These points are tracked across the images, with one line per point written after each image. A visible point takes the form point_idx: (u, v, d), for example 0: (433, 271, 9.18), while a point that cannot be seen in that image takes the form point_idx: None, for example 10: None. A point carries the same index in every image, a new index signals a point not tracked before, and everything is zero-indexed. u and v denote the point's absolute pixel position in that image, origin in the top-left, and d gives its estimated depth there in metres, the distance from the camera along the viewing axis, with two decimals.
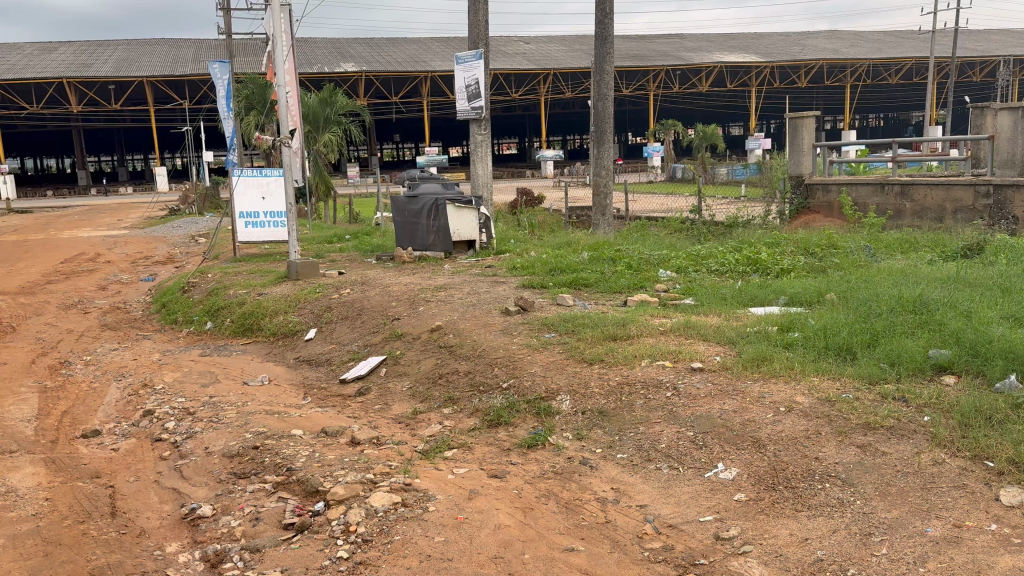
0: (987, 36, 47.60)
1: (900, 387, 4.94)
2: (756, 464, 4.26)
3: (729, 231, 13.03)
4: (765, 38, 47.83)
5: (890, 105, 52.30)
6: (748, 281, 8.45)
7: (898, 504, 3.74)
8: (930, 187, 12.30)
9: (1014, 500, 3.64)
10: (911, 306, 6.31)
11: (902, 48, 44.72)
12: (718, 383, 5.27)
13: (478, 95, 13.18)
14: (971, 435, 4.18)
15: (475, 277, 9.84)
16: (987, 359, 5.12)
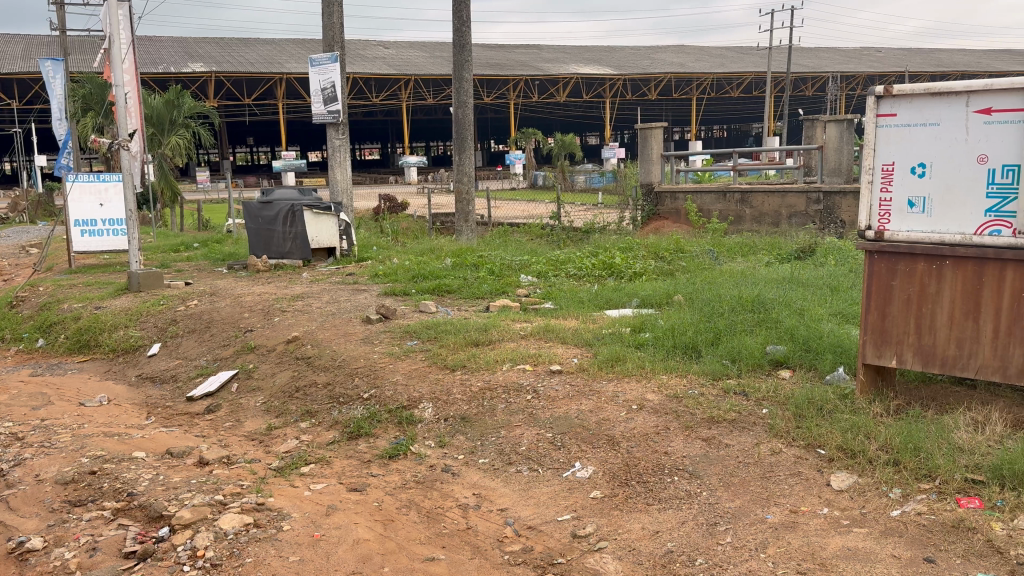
0: (816, 54, 51.41)
1: (741, 381, 5.23)
2: (611, 461, 4.37)
3: (586, 237, 13.40)
4: (618, 50, 49.61)
5: (733, 117, 55.52)
6: (603, 284, 8.70)
7: (741, 493, 3.93)
8: (767, 194, 13.14)
9: (842, 485, 3.89)
10: (750, 306, 6.68)
11: (741, 63, 47.54)
12: (576, 384, 5.39)
13: (335, 99, 12.86)
14: (805, 425, 4.46)
15: (334, 285, 9.61)
16: (818, 353, 5.51)
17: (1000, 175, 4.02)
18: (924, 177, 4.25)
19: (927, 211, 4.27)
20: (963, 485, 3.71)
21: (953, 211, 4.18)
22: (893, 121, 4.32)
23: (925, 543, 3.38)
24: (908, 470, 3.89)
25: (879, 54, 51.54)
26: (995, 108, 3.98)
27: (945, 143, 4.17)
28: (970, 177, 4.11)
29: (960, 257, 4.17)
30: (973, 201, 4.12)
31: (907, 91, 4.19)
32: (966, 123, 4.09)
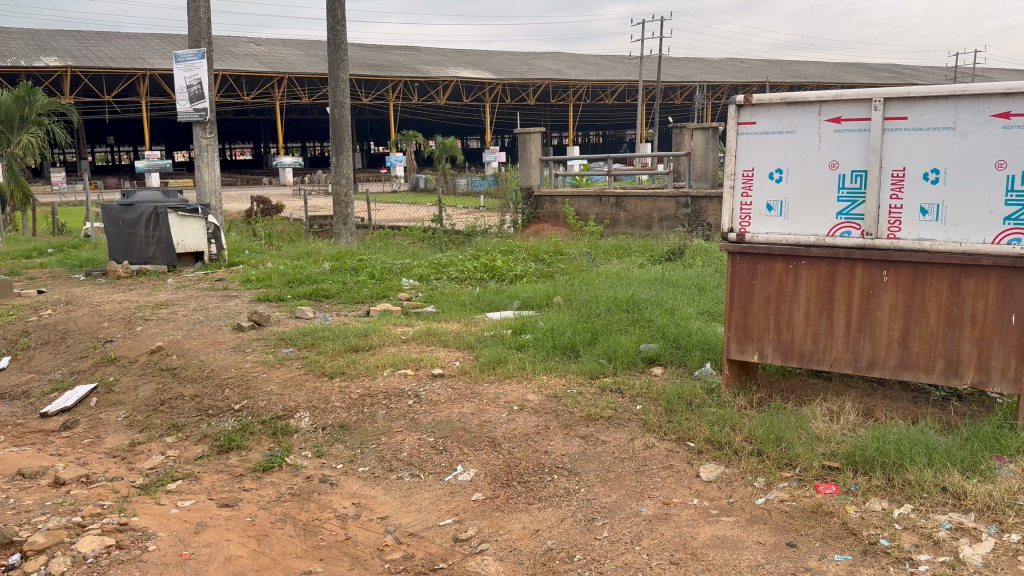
0: (685, 64, 53.55)
1: (616, 379, 5.37)
2: (492, 463, 4.37)
3: (468, 240, 13.41)
4: (497, 55, 50.00)
5: (609, 123, 57.07)
6: (485, 287, 8.74)
7: (616, 488, 4.02)
8: (639, 198, 13.56)
9: (711, 476, 4.05)
10: (625, 306, 6.87)
11: (615, 71, 48.92)
12: (457, 387, 5.37)
13: (201, 96, 12.39)
14: (675, 419, 4.62)
15: (203, 291, 9.20)
16: (687, 350, 5.73)
17: (849, 180, 4.30)
18: (781, 182, 4.50)
19: (784, 214, 4.51)
20: (821, 472, 3.94)
21: (807, 214, 4.44)
22: (752, 129, 4.54)
23: (787, 529, 3.56)
24: (771, 459, 4.10)
25: (741, 65, 54.17)
26: (844, 117, 4.27)
27: (800, 149, 4.42)
28: (823, 182, 4.38)
29: (815, 257, 4.44)
30: (825, 205, 4.38)
31: (765, 100, 4.43)
32: (818, 131, 4.35)
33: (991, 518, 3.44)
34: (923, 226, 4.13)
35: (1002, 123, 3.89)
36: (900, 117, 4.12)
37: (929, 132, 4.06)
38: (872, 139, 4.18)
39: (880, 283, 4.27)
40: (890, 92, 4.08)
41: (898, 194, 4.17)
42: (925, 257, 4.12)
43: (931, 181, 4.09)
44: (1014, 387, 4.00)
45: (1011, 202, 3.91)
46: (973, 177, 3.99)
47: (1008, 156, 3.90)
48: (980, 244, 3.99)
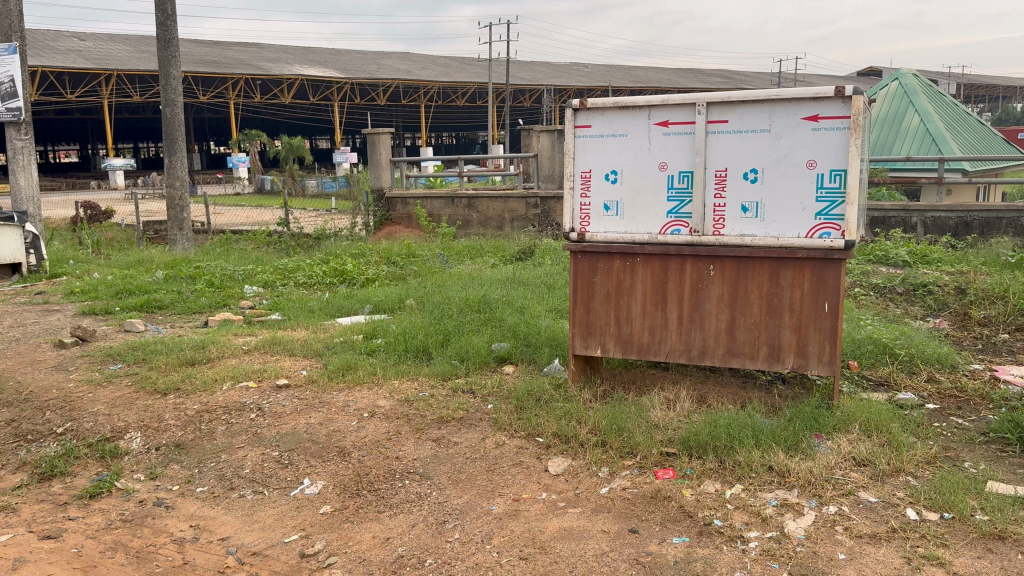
0: (533, 66, 54.63)
1: (468, 380, 5.39)
2: (340, 473, 4.25)
3: (316, 244, 13.06)
4: (345, 54, 49.04)
5: (461, 125, 57.33)
6: (334, 292, 8.55)
7: (468, 489, 4.01)
8: (490, 199, 13.70)
9: (559, 469, 4.13)
10: (477, 306, 6.91)
11: (465, 73, 49.15)
12: (304, 397, 5.21)
13: (14, 95, 11.42)
14: (525, 416, 4.69)
15: (19, 306, 8.46)
16: (537, 348, 5.83)
17: (677, 180, 4.52)
18: (616, 182, 4.66)
19: (620, 213, 4.68)
20: (660, 459, 4.12)
21: (641, 213, 4.63)
22: (588, 132, 4.69)
23: (630, 516, 3.67)
24: (614, 449, 4.24)
25: (586, 68, 55.88)
26: (672, 121, 4.48)
27: (633, 152, 4.61)
28: (654, 182, 4.58)
29: (649, 253, 4.63)
30: (657, 204, 4.59)
31: (599, 104, 4.58)
32: (648, 134, 4.55)
33: (812, 493, 3.71)
34: (745, 223, 4.40)
35: (811, 126, 4.21)
36: (722, 120, 4.37)
37: (748, 134, 4.34)
38: (697, 141, 4.41)
39: (707, 277, 4.52)
40: (711, 97, 4.32)
41: (722, 193, 4.42)
42: (747, 251, 4.39)
43: (751, 180, 4.36)
44: (827, 368, 4.34)
45: (821, 199, 4.24)
46: (787, 177, 4.29)
47: (816, 156, 4.22)
48: (795, 238, 4.29)
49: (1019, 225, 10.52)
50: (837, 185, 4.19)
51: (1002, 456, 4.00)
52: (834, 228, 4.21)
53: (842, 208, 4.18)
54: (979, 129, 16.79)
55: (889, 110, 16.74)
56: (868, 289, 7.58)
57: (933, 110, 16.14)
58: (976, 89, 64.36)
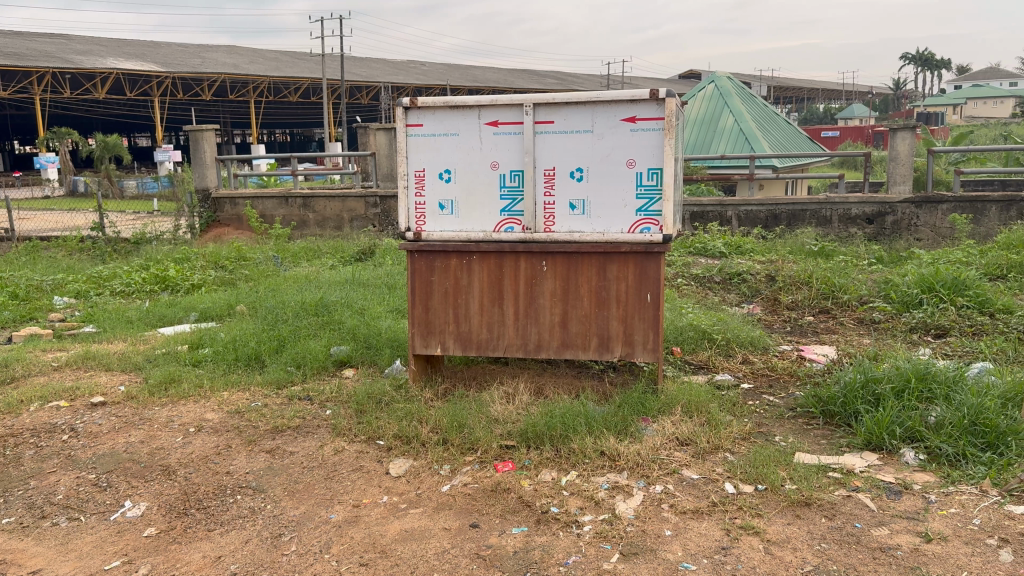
0: (369, 62, 53.81)
1: (305, 386, 5.26)
2: (166, 493, 4.02)
3: (137, 249, 12.26)
4: (166, 46, 46.26)
5: (296, 122, 55.59)
6: (156, 300, 8.08)
7: (304, 499, 3.90)
8: (327, 198, 13.40)
9: (400, 471, 4.09)
10: (313, 310, 6.75)
11: (298, 68, 47.66)
12: (122, 415, 4.90)
13: None
14: (364, 419, 4.63)
15: None
16: (377, 349, 5.79)
17: (509, 179, 4.62)
18: (450, 182, 4.70)
19: (454, 212, 4.72)
20: (500, 452, 4.19)
21: (474, 212, 4.69)
22: (419, 131, 4.69)
23: (471, 510, 3.68)
24: (455, 445, 4.27)
25: (423, 65, 55.70)
26: (501, 121, 4.57)
27: (464, 151, 4.66)
28: (486, 182, 4.65)
29: (484, 251, 4.70)
30: (489, 202, 4.67)
31: (429, 103, 4.59)
32: (479, 133, 4.62)
33: (640, 474, 3.90)
34: (573, 220, 4.57)
35: (630, 127, 4.43)
36: (548, 121, 4.51)
37: (573, 134, 4.50)
38: (525, 141, 4.53)
39: (540, 273, 4.65)
40: (537, 98, 4.44)
41: (550, 191, 4.57)
42: (576, 247, 4.56)
43: (577, 179, 4.53)
44: (652, 355, 4.59)
45: (640, 196, 4.47)
46: (609, 175, 4.49)
47: (635, 155, 4.45)
48: (618, 233, 4.51)
49: (820, 216, 11.53)
50: (654, 182, 4.44)
51: (808, 429, 4.39)
52: (654, 223, 4.47)
53: (659, 205, 4.44)
54: (785, 129, 18.21)
55: (706, 111, 17.82)
56: (690, 279, 8.06)
57: (746, 112, 17.37)
58: (785, 91, 69.82)
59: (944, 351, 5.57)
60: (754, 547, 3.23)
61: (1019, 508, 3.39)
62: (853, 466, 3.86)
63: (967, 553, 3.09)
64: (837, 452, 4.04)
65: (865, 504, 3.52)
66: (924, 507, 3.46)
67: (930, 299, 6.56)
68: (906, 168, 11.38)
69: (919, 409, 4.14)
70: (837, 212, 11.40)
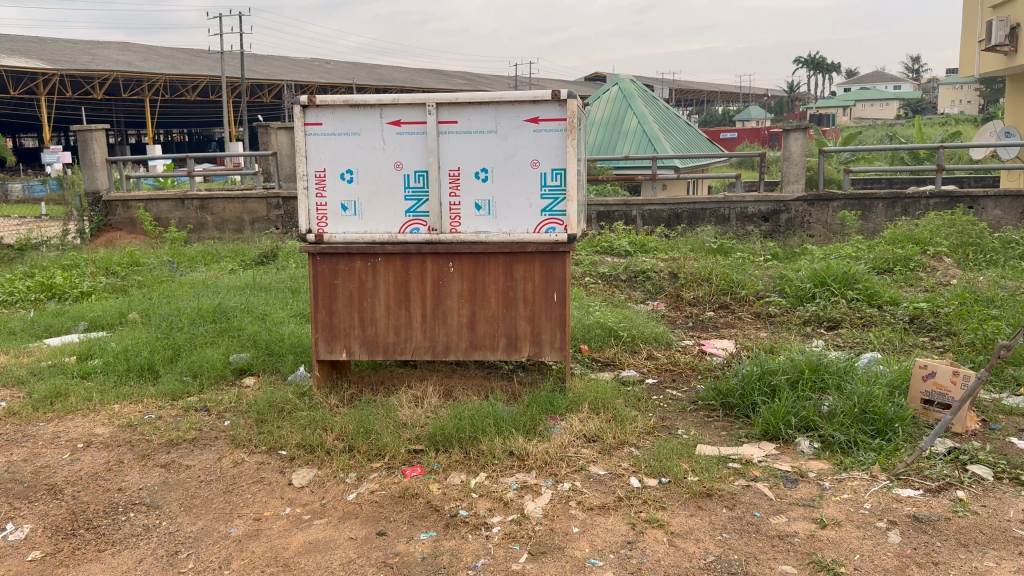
0: (271, 60, 52.45)
1: (203, 396, 5.07)
2: (52, 514, 3.78)
3: (21, 255, 11.55)
4: (51, 41, 43.87)
5: (195, 121, 53.67)
6: (40, 309, 7.64)
7: (203, 514, 3.74)
8: (226, 200, 12.98)
9: (303, 481, 3.98)
10: (211, 316, 6.51)
11: (196, 65, 46.01)
12: (3, 433, 4.60)
13: None
14: (266, 429, 4.48)
15: None
16: (280, 355, 5.63)
17: (413, 179, 4.56)
18: (352, 182, 4.61)
19: (358, 213, 4.62)
20: (408, 457, 4.13)
21: (378, 213, 4.61)
22: (320, 130, 4.57)
23: (378, 518, 3.60)
24: (361, 452, 4.17)
25: (327, 64, 54.67)
26: (403, 120, 4.51)
27: (367, 151, 4.57)
28: (390, 182, 4.58)
29: (390, 253, 4.61)
30: (394, 204, 4.59)
31: (329, 102, 4.48)
32: (381, 133, 4.54)
33: (548, 472, 3.92)
34: (478, 220, 4.55)
35: (533, 127, 4.44)
36: (451, 120, 4.48)
37: (476, 134, 4.48)
38: (429, 141, 4.48)
39: (447, 273, 4.61)
40: (440, 98, 4.40)
41: (455, 192, 4.53)
42: (482, 248, 4.54)
43: (482, 179, 4.52)
44: (560, 354, 4.63)
45: (545, 196, 4.50)
46: (513, 176, 4.50)
47: (539, 156, 4.47)
48: (524, 233, 4.52)
49: (719, 215, 11.88)
50: (559, 182, 4.47)
51: (709, 421, 4.50)
52: (558, 223, 4.50)
53: (563, 205, 4.48)
54: (686, 130, 18.72)
55: (610, 113, 18.13)
56: (597, 278, 8.16)
57: (648, 114, 17.76)
58: (687, 93, 71.81)
59: (836, 343, 5.81)
60: (659, 540, 3.28)
61: (906, 491, 3.56)
62: (752, 456, 3.98)
63: (859, 537, 3.22)
64: (737, 443, 4.16)
65: (764, 493, 3.62)
66: (818, 494, 3.59)
67: (822, 293, 6.85)
68: (799, 168, 11.84)
69: (813, 399, 4.31)
70: (735, 211, 11.78)
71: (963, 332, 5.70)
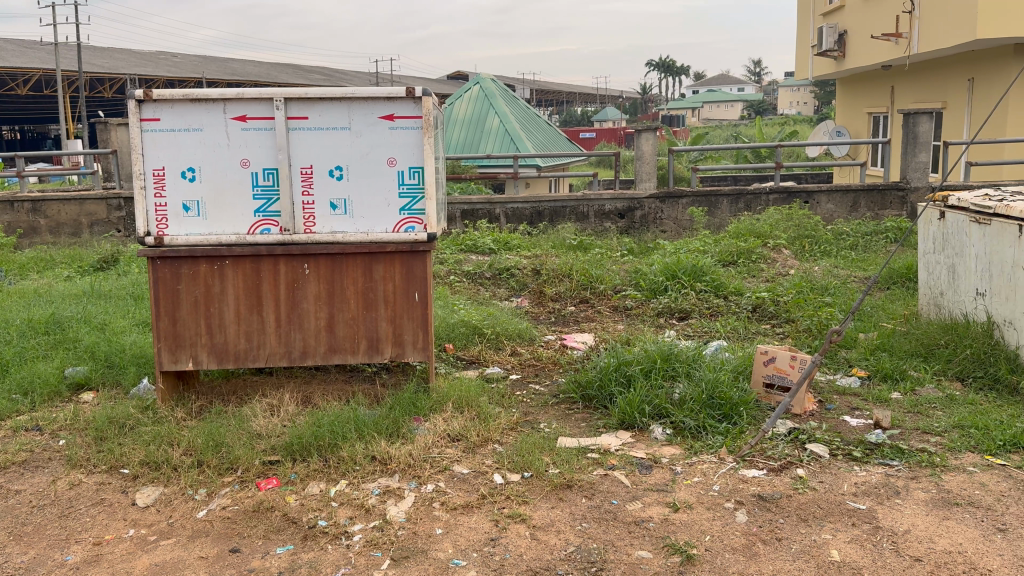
0: (114, 53, 49.24)
1: (34, 415, 4.68)
2: None
3: None
4: None
5: (27, 117, 49.61)
6: None
7: (34, 542, 3.45)
8: (61, 202, 12.07)
9: (148, 500, 3.74)
10: (43, 328, 6.03)
11: (26, 57, 42.54)
12: None
13: None
14: (106, 447, 4.19)
15: None
16: (122, 368, 5.28)
17: (262, 177, 4.38)
18: (195, 181, 4.38)
19: (202, 214, 4.40)
20: (263, 468, 3.96)
21: (224, 213, 4.40)
22: (157, 125, 4.32)
23: (230, 535, 3.44)
24: (211, 467, 3.97)
25: (175, 57, 51.94)
26: (249, 116, 4.32)
27: (210, 148, 4.36)
28: (237, 181, 4.39)
29: (239, 255, 4.41)
30: (241, 204, 4.40)
31: (166, 96, 4.25)
32: (225, 129, 4.34)
33: (411, 475, 3.86)
34: (333, 220, 4.43)
35: (388, 124, 4.37)
36: (301, 117, 4.34)
37: (329, 130, 4.36)
38: (277, 137, 4.32)
39: (302, 276, 4.45)
40: (288, 93, 4.26)
41: (308, 190, 4.40)
42: (339, 248, 4.43)
43: (336, 177, 4.40)
44: (422, 354, 4.57)
45: (403, 195, 4.44)
46: (368, 173, 4.41)
47: (396, 154, 4.40)
48: (382, 232, 4.44)
49: (578, 212, 12.12)
50: (416, 181, 4.43)
51: (570, 413, 4.58)
52: (417, 222, 4.45)
53: (422, 203, 4.44)
54: (546, 129, 19.06)
55: (473, 112, 18.20)
56: (460, 276, 8.15)
57: (510, 113, 17.96)
58: (548, 93, 73.17)
59: (686, 332, 6.06)
60: (521, 534, 3.30)
61: (752, 471, 3.75)
62: (609, 445, 4.08)
63: (709, 518, 3.36)
64: (596, 434, 4.25)
65: (621, 480, 3.72)
66: (671, 479, 3.72)
67: (674, 285, 7.13)
68: (651, 166, 12.28)
69: (665, 387, 4.47)
70: (593, 208, 12.06)
71: (801, 319, 6.10)
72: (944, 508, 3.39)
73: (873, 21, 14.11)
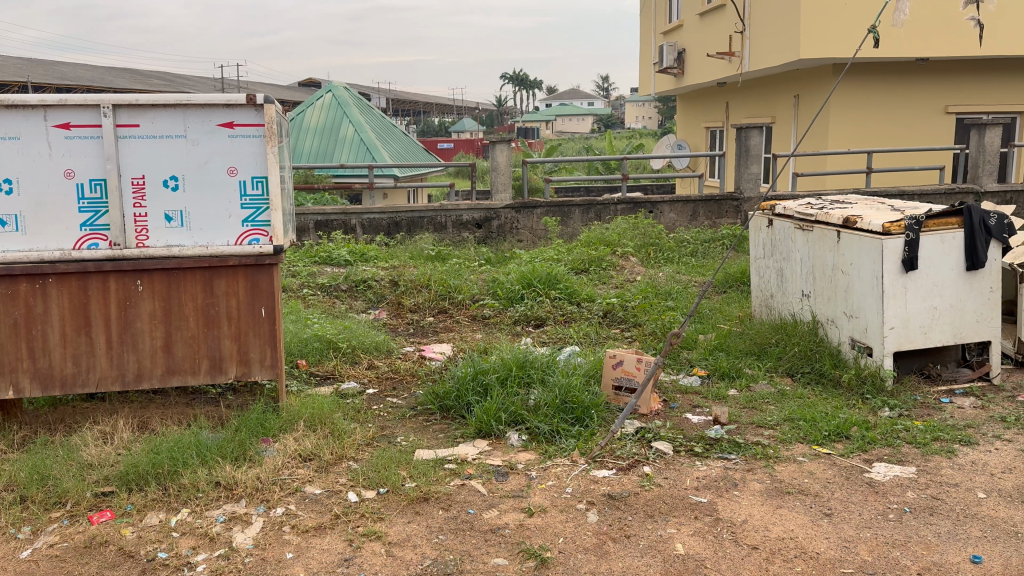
0: None
1: None
2: None
3: None
4: None
5: None
6: None
7: None
8: None
9: None
10: None
11: None
12: None
13: None
14: None
15: None
16: None
17: (88, 189, 4.12)
18: (12, 193, 4.06)
19: (20, 228, 4.08)
20: (95, 501, 3.70)
21: (47, 226, 4.10)
22: None
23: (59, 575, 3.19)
24: (37, 502, 3.67)
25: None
26: (73, 123, 4.05)
27: (29, 157, 4.05)
28: (60, 193, 4.10)
29: (63, 273, 4.11)
30: (65, 217, 4.12)
31: None
32: (45, 137, 4.04)
33: (260, 499, 3.72)
34: (169, 232, 4.22)
35: (228, 132, 4.21)
36: (131, 124, 4.10)
37: (162, 138, 4.15)
38: (105, 146, 4.06)
39: (135, 293, 4.20)
40: (116, 99, 4.02)
41: (140, 201, 4.17)
42: (176, 263, 4.21)
43: (172, 188, 4.20)
44: (270, 372, 4.42)
45: (245, 206, 4.28)
46: (207, 184, 4.23)
47: (236, 163, 4.24)
48: (223, 246, 4.27)
49: (436, 222, 12.13)
50: (259, 191, 4.28)
51: (427, 425, 4.57)
52: (262, 234, 4.31)
53: (266, 215, 4.30)
54: (403, 140, 18.99)
55: (327, 121, 17.88)
56: (315, 289, 7.96)
57: (365, 123, 17.76)
58: (407, 104, 72.91)
59: (541, 339, 6.20)
60: (377, 552, 3.25)
61: (602, 472, 3.87)
62: (465, 455, 4.09)
63: (562, 521, 3.43)
64: (452, 444, 4.25)
65: (477, 489, 3.74)
66: (526, 484, 3.78)
67: (529, 293, 7.26)
68: (506, 177, 12.37)
69: (520, 394, 4.55)
70: (451, 218, 12.11)
71: (646, 323, 6.38)
72: (778, 497, 3.62)
73: (708, 39, 14.97)
